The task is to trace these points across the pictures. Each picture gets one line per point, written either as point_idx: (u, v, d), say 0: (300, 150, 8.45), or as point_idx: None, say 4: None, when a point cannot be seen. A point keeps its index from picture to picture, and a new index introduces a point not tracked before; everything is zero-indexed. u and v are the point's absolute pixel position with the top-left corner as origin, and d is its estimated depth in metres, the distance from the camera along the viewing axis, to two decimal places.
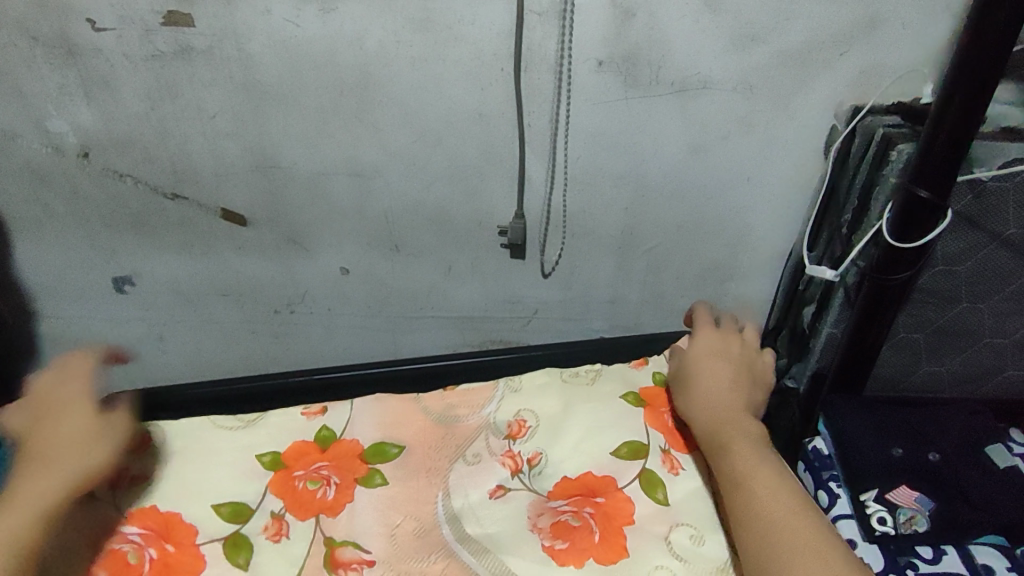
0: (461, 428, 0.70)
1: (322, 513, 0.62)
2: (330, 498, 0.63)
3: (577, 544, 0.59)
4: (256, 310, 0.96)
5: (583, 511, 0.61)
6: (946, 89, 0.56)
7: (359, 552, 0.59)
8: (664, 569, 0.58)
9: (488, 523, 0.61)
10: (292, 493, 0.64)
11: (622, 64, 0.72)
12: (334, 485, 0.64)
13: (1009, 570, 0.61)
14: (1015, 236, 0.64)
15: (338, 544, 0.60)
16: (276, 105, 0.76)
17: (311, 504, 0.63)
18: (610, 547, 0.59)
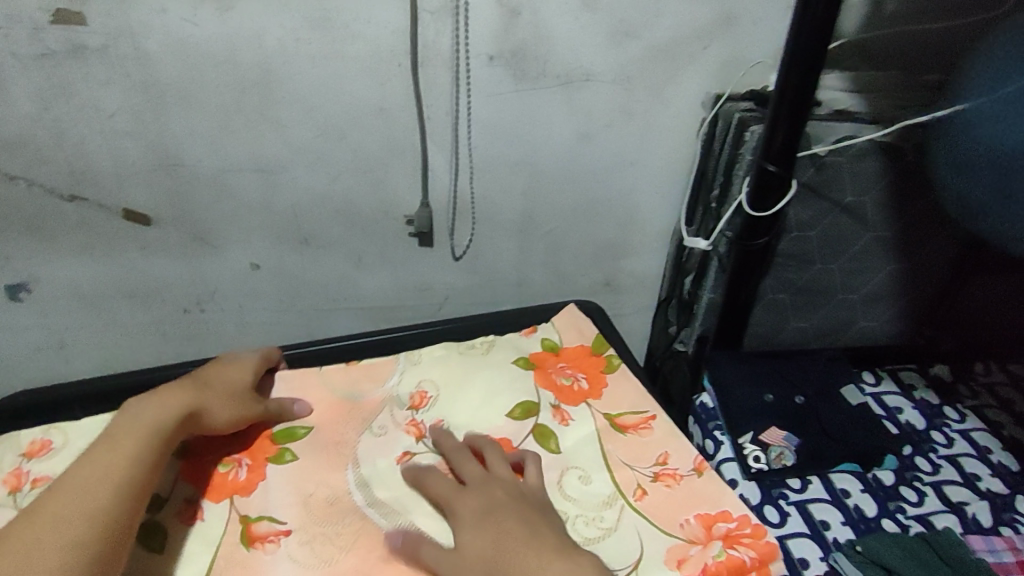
0: (366, 403, 0.73)
1: (236, 494, 0.63)
2: (242, 479, 0.65)
3: None
4: (165, 312, 0.95)
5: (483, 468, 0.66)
6: (782, 76, 0.65)
7: (274, 525, 0.61)
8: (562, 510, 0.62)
9: (395, 487, 0.65)
10: (202, 478, 0.65)
11: (511, 59, 0.78)
12: (246, 466, 0.66)
13: (862, 491, 0.71)
14: (852, 203, 0.75)
15: (253, 520, 0.61)
16: (175, 102, 0.77)
17: (223, 486, 0.64)
18: None
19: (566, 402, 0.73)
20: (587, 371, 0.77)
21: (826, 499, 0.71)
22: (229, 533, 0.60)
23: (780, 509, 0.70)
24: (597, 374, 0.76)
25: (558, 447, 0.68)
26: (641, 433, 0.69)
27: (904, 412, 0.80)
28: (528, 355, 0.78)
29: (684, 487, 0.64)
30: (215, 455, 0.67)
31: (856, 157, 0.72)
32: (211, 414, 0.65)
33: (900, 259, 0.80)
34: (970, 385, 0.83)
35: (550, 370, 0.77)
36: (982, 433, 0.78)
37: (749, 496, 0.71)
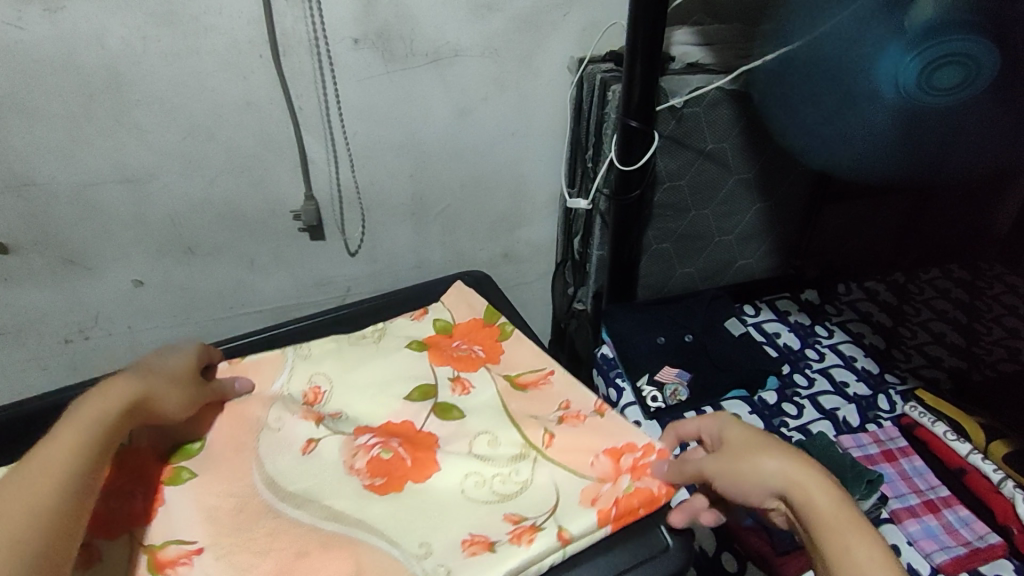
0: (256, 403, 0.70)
1: (134, 526, 0.59)
2: (139, 507, 0.60)
3: (393, 475, 0.63)
4: (43, 344, 0.89)
5: (391, 443, 0.66)
6: (631, 35, 0.68)
7: (183, 546, 0.58)
8: (473, 475, 0.63)
9: (303, 478, 0.63)
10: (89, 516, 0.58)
11: (376, 41, 0.77)
12: (141, 494, 0.61)
13: (750, 412, 0.78)
14: (713, 149, 0.81)
15: (158, 548, 0.57)
16: (16, 117, 0.72)
17: (115, 521, 0.59)
18: (422, 466, 0.64)
19: (465, 371, 0.75)
20: (482, 343, 0.79)
21: None
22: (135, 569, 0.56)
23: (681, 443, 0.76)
24: (492, 344, 0.79)
25: (461, 414, 0.70)
26: (540, 389, 0.73)
27: (782, 335, 0.89)
28: (421, 338, 0.79)
29: (588, 426, 0.67)
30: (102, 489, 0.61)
31: (711, 105, 0.77)
32: (162, 401, 0.61)
33: (762, 198, 0.87)
34: (835, 304, 0.93)
35: (445, 348, 0.78)
36: (847, 344, 0.88)
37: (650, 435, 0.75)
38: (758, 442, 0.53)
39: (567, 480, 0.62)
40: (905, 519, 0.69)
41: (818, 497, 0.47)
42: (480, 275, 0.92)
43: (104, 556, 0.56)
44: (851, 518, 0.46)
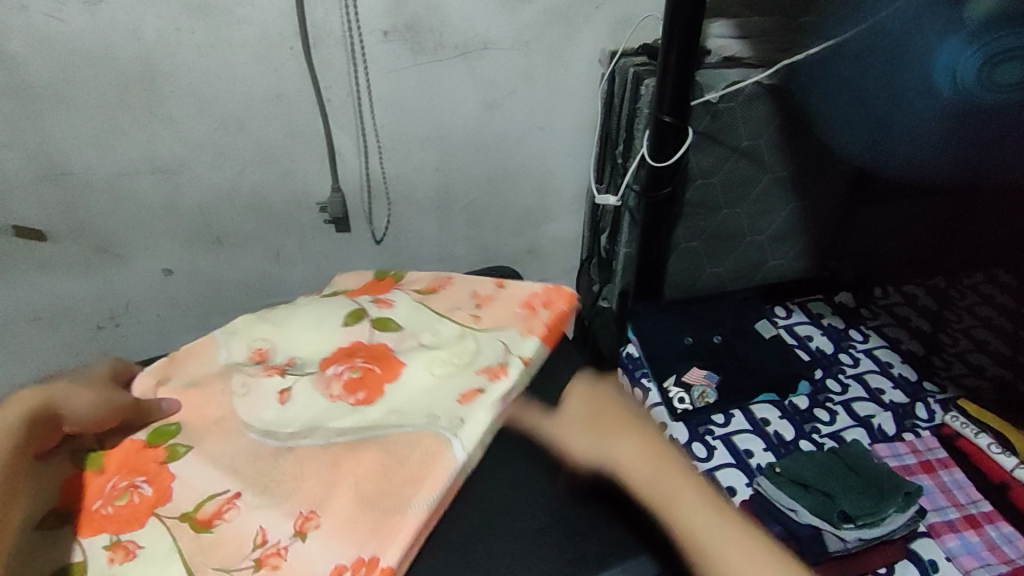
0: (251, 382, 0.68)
1: (155, 507, 0.54)
2: (151, 492, 0.55)
3: (373, 386, 0.63)
4: (75, 331, 0.90)
5: (357, 363, 0.64)
6: (667, 27, 0.67)
7: (219, 497, 0.55)
8: (437, 358, 0.65)
9: (296, 417, 0.61)
10: (100, 522, 0.53)
11: (406, 33, 0.77)
12: (145, 481, 0.56)
13: (781, 418, 0.77)
14: (748, 147, 0.79)
15: (195, 509, 0.54)
16: (52, 106, 0.73)
17: (134, 513, 0.54)
18: (389, 367, 0.64)
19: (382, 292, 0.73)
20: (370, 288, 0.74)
21: (749, 429, 0.75)
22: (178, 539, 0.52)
23: (707, 445, 0.74)
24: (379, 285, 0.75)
25: (398, 324, 0.68)
26: (444, 288, 0.74)
27: (815, 339, 0.87)
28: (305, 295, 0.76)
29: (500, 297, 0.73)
30: (99, 494, 0.55)
31: (747, 101, 0.75)
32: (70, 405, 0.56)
33: (797, 198, 0.84)
34: (871, 308, 0.89)
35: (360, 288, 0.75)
36: (883, 350, 0.87)
37: (677, 437, 0.74)
38: (648, 459, 0.56)
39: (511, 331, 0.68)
40: (943, 534, 0.67)
41: (630, 455, 0.57)
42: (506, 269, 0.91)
43: (143, 544, 0.52)
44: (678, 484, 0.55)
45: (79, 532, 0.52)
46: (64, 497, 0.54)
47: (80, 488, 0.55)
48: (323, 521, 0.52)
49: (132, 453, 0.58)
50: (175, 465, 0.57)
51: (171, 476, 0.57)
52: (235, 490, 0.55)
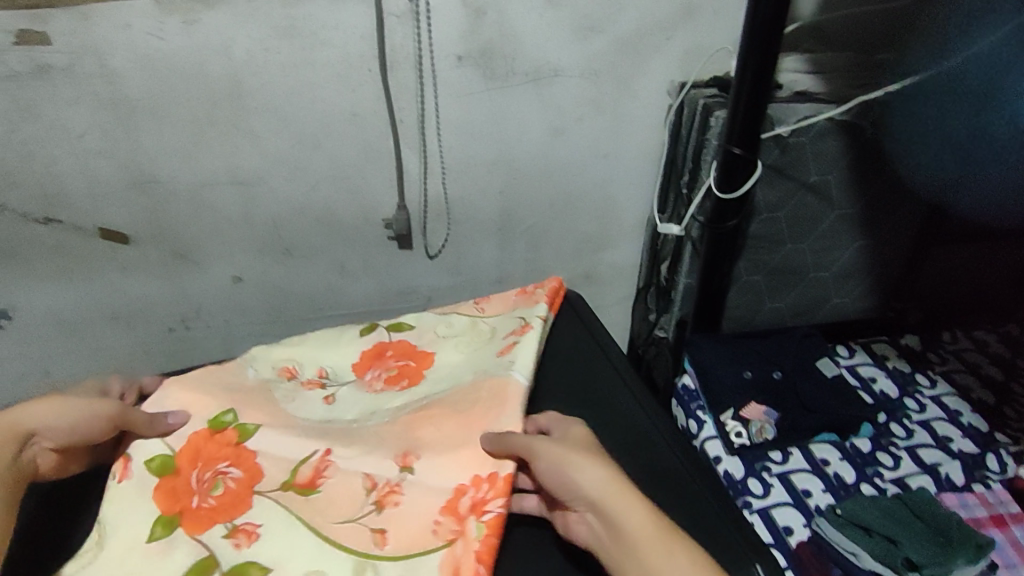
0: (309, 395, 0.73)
1: (254, 485, 0.62)
2: (242, 473, 0.63)
3: (412, 368, 0.74)
4: (148, 331, 0.95)
5: (388, 361, 0.75)
6: (741, 61, 0.68)
7: (311, 463, 0.64)
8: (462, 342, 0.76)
9: (347, 406, 0.71)
10: (206, 513, 0.60)
11: (479, 58, 0.79)
12: (232, 466, 0.63)
13: (842, 459, 0.75)
14: (816, 182, 0.78)
15: (293, 476, 0.63)
16: (147, 119, 0.77)
17: (237, 497, 0.61)
18: (422, 356, 0.75)
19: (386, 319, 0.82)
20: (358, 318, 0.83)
21: (807, 469, 0.74)
22: (291, 504, 0.61)
23: (763, 481, 0.73)
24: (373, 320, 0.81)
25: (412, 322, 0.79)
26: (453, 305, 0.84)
27: (878, 382, 0.84)
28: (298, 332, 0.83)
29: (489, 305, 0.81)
30: (195, 486, 0.62)
31: (818, 137, 0.75)
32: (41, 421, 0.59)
33: (864, 237, 0.83)
34: (937, 353, 0.87)
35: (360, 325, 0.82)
36: (951, 397, 0.82)
37: (733, 471, 0.74)
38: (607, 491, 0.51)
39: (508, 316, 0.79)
40: None
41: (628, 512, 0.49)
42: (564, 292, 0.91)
43: (263, 522, 0.59)
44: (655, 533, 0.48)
45: (189, 531, 0.59)
46: (163, 505, 0.60)
47: (174, 485, 0.62)
48: (422, 455, 0.63)
49: (202, 444, 0.65)
50: (252, 441, 0.66)
51: (251, 453, 0.65)
52: (322, 446, 0.65)
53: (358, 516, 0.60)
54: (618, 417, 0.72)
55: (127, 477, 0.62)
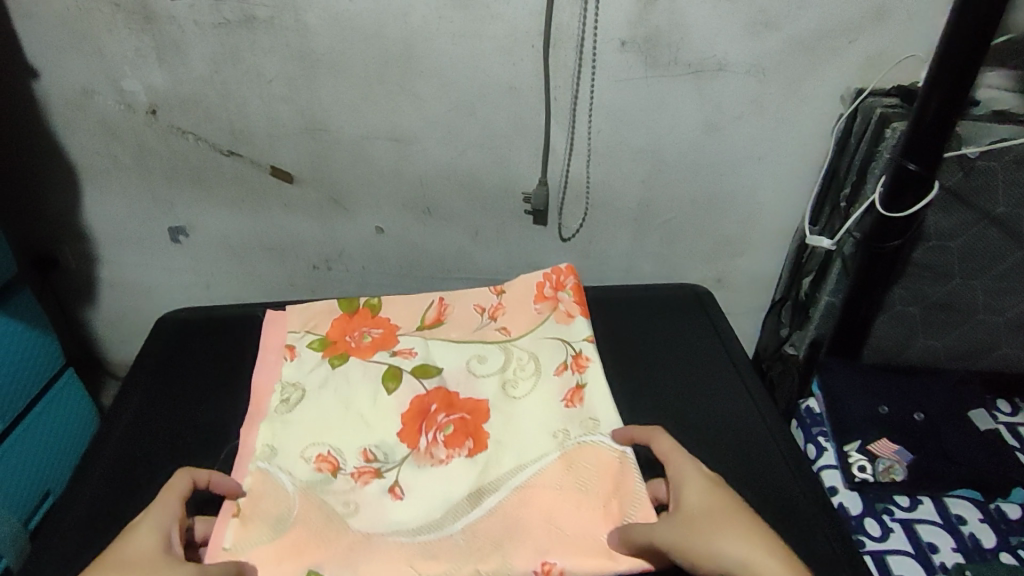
0: (379, 339, 0.76)
1: None
2: None
3: (418, 427, 0.68)
4: (296, 266, 1.04)
5: (432, 422, 0.68)
6: (929, 76, 0.63)
7: None
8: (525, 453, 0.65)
9: (392, 455, 0.66)
10: None
11: (644, 45, 0.78)
12: None
13: (981, 521, 0.66)
14: (1003, 215, 0.70)
15: None
16: (326, 72, 0.84)
17: None
18: (409, 429, 0.68)
19: (381, 344, 0.75)
20: (369, 326, 0.77)
21: (938, 522, 0.66)
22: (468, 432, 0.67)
23: (883, 524, 0.66)
24: (371, 322, 0.78)
25: (394, 386, 0.71)
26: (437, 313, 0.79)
27: None
28: (323, 338, 0.76)
29: (510, 303, 0.80)
30: None
31: (1014, 164, 0.67)
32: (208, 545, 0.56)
33: None
34: None
35: (354, 328, 0.77)
36: None
37: (849, 506, 0.68)
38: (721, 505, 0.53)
39: (549, 326, 0.76)
40: None
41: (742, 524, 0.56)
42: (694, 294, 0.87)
43: None
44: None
45: None
46: None
47: None
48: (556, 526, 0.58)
49: (412, 416, 0.68)
50: (383, 313, 0.79)
51: (386, 319, 0.78)
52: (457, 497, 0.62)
53: (478, 328, 0.77)
54: (730, 427, 0.71)
55: (296, 357, 0.74)
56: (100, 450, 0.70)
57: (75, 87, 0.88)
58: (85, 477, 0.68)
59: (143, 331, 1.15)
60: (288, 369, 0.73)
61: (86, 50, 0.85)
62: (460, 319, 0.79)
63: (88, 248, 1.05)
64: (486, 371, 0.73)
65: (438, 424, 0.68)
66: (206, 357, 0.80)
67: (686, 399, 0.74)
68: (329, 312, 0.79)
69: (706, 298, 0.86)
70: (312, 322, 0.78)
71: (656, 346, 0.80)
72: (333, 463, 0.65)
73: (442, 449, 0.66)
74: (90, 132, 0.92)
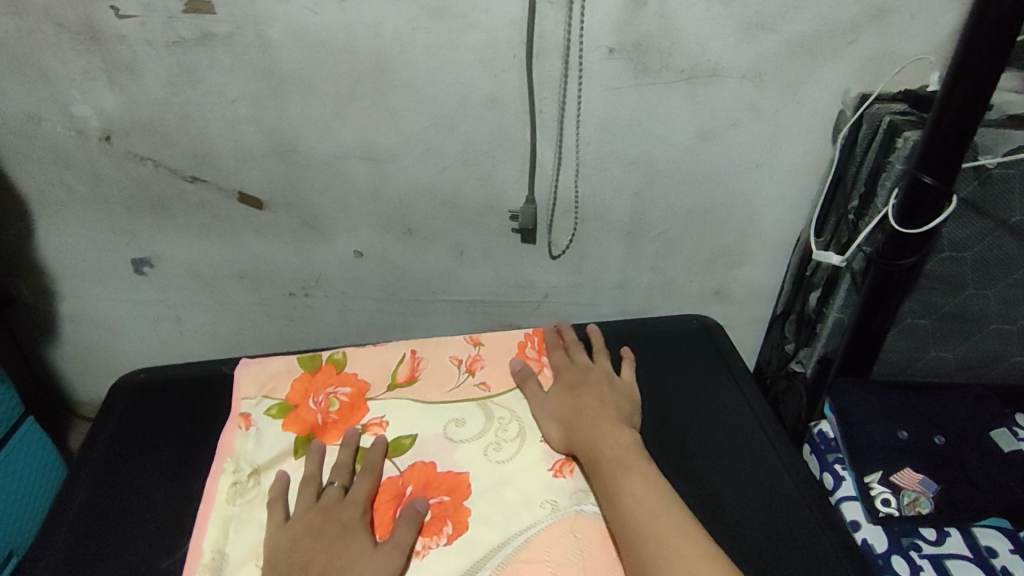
0: (349, 404, 0.71)
1: None
2: None
3: (390, 511, 0.61)
4: (272, 293, 0.98)
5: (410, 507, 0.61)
6: (946, 84, 0.59)
7: None
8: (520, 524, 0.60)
9: None
10: None
11: (633, 51, 0.73)
12: None
13: (1011, 552, 0.64)
14: (1020, 222, 0.66)
15: None
16: (292, 89, 0.78)
17: None
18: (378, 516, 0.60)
19: (350, 416, 0.69)
20: (335, 385, 0.72)
21: (968, 557, 0.64)
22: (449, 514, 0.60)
23: (911, 561, 0.64)
24: (338, 379, 0.73)
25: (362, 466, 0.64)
26: (414, 368, 0.74)
27: None
28: (284, 402, 0.71)
29: (488, 355, 0.76)
30: None
31: None
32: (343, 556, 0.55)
33: None
34: None
35: (317, 389, 0.72)
36: None
37: (874, 543, 0.66)
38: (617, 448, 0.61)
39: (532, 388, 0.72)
40: None
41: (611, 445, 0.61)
42: (694, 327, 0.83)
43: None
44: (654, 504, 0.54)
45: None
46: None
47: None
48: None
49: (383, 500, 0.62)
50: (349, 367, 0.74)
51: (353, 375, 0.73)
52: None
53: (456, 388, 0.72)
54: (745, 466, 0.67)
55: (252, 426, 0.69)
56: (53, 528, 0.64)
57: (19, 113, 0.81)
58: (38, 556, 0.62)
59: (111, 367, 1.08)
60: (244, 441, 0.68)
61: (28, 73, 0.77)
62: (435, 375, 0.74)
63: (45, 283, 0.98)
64: (465, 437, 0.67)
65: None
66: (165, 427, 0.73)
67: (696, 435, 0.70)
68: (289, 372, 0.74)
69: (716, 331, 0.82)
70: (271, 385, 0.73)
71: (664, 378, 0.76)
72: None
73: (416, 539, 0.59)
74: (39, 161, 0.85)
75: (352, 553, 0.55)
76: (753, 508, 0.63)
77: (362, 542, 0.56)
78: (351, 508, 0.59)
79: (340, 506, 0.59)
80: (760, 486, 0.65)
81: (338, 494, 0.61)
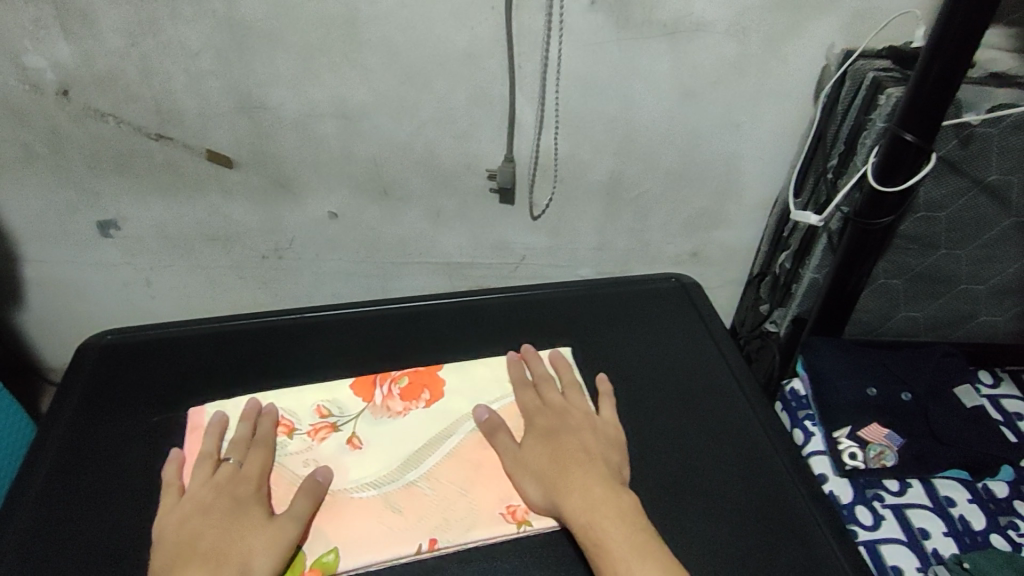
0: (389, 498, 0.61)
1: None
2: None
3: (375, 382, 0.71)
4: (243, 256, 0.96)
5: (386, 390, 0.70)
6: (930, 44, 0.58)
7: None
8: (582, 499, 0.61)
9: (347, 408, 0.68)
10: None
11: (614, 4, 0.71)
12: None
13: (970, 501, 0.67)
14: (995, 182, 0.67)
15: None
16: (261, 42, 0.74)
17: None
18: (364, 389, 0.70)
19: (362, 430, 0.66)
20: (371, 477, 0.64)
21: (928, 506, 0.67)
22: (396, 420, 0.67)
23: (873, 511, 0.67)
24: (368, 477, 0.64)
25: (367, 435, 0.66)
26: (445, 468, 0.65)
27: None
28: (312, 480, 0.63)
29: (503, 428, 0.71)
30: None
31: (1012, 130, 0.63)
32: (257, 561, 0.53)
33: None
34: None
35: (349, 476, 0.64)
36: None
37: (840, 495, 0.68)
38: None
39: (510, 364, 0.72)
40: None
41: None
42: (677, 286, 0.83)
43: None
44: None
45: None
46: None
47: None
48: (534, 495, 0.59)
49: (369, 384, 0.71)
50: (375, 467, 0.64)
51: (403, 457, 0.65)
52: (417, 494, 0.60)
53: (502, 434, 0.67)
54: (725, 423, 0.68)
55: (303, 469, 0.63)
56: (25, 497, 0.61)
57: None
58: (2, 519, 0.60)
59: (79, 331, 1.05)
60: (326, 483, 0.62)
61: None
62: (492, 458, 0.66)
63: (4, 246, 0.94)
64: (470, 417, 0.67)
65: (392, 376, 0.71)
66: (138, 391, 0.71)
67: (675, 395, 0.71)
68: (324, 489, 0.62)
69: (694, 289, 0.83)
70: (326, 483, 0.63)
71: (645, 340, 0.77)
72: (289, 425, 0.66)
73: (399, 402, 0.69)
74: None
75: (250, 526, 0.56)
76: (727, 464, 0.65)
77: (258, 518, 0.56)
78: (246, 483, 0.59)
79: (234, 482, 0.59)
80: (739, 445, 0.66)
81: (232, 470, 0.60)
